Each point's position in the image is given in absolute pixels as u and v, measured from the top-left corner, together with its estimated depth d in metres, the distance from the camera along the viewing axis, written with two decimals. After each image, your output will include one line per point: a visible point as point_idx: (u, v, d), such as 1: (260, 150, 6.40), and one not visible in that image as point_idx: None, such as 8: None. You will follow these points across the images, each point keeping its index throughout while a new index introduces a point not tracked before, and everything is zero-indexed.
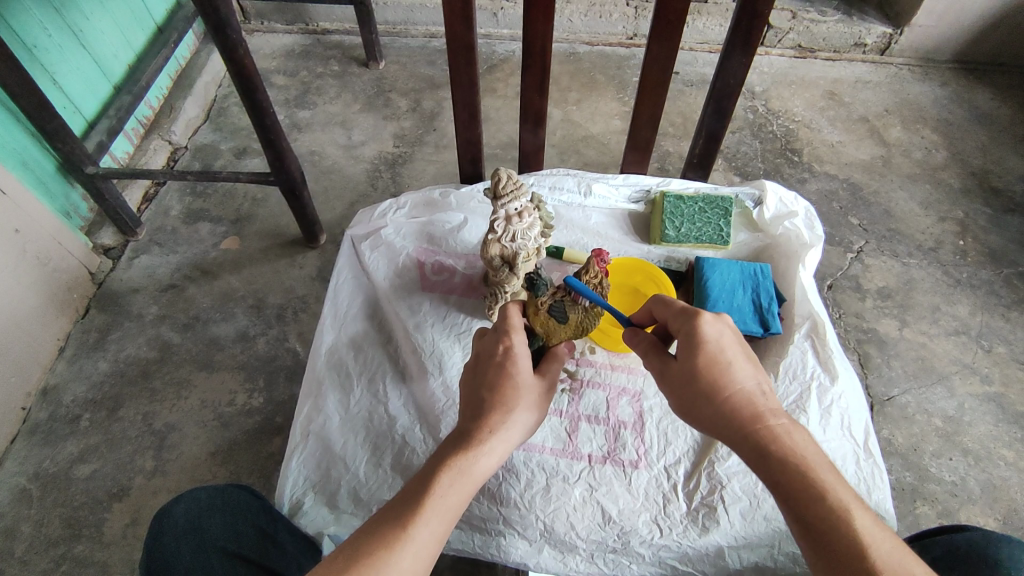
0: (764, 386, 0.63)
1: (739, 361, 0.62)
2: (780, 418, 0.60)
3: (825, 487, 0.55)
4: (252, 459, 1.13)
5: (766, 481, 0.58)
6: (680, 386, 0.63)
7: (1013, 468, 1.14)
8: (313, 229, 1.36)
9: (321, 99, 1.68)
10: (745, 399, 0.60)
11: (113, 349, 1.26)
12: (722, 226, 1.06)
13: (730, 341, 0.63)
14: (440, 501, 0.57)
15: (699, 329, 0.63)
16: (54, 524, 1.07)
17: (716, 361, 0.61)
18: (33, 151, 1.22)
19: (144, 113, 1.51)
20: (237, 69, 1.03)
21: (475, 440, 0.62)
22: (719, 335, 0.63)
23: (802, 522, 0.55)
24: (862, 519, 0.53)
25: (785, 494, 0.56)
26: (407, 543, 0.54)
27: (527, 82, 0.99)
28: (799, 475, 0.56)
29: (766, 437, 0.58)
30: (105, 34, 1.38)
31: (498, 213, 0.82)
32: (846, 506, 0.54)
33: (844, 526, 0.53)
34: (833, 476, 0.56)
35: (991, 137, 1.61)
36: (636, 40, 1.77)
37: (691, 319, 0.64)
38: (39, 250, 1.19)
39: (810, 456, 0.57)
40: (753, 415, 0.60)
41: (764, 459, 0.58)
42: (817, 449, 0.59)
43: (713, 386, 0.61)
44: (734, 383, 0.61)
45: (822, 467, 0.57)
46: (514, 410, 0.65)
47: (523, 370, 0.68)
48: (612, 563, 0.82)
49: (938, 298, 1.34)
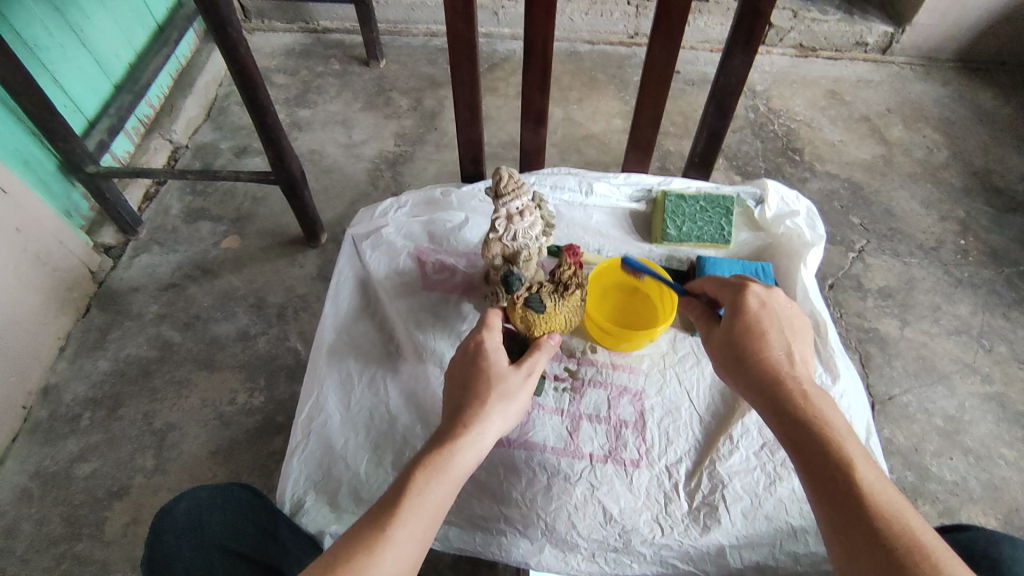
0: (801, 355, 0.68)
1: (777, 332, 0.68)
2: (806, 384, 0.65)
3: (836, 441, 0.60)
4: (252, 458, 1.13)
5: (783, 435, 0.63)
6: (722, 348, 0.71)
7: (1014, 468, 1.14)
8: (314, 228, 1.36)
9: (322, 98, 1.68)
10: (776, 363, 0.66)
11: (113, 348, 1.26)
12: (723, 225, 1.06)
13: (775, 313, 0.70)
14: (418, 499, 0.58)
15: (745, 299, 0.70)
16: (55, 523, 1.07)
17: (754, 329, 0.68)
18: (34, 150, 1.22)
19: (145, 112, 1.50)
20: (237, 67, 1.03)
21: (450, 439, 0.63)
22: (762, 306, 0.70)
23: (809, 471, 0.60)
24: (867, 473, 0.57)
25: (798, 446, 0.61)
26: (386, 545, 0.55)
27: (528, 81, 0.98)
28: (812, 430, 0.61)
29: (788, 397, 0.64)
30: (106, 33, 1.38)
31: (500, 212, 0.81)
32: (852, 460, 0.58)
33: (845, 477, 0.57)
34: (847, 435, 0.61)
35: (993, 136, 1.60)
36: (637, 39, 1.77)
37: (739, 291, 0.71)
38: (40, 248, 1.19)
39: (829, 416, 0.62)
40: (779, 377, 0.65)
41: (784, 417, 0.63)
42: (838, 413, 0.63)
43: (749, 348, 0.68)
44: (769, 349, 0.67)
45: (836, 426, 0.61)
46: (487, 404, 0.65)
47: (496, 364, 0.69)
48: (614, 562, 0.82)
49: (940, 298, 1.34)
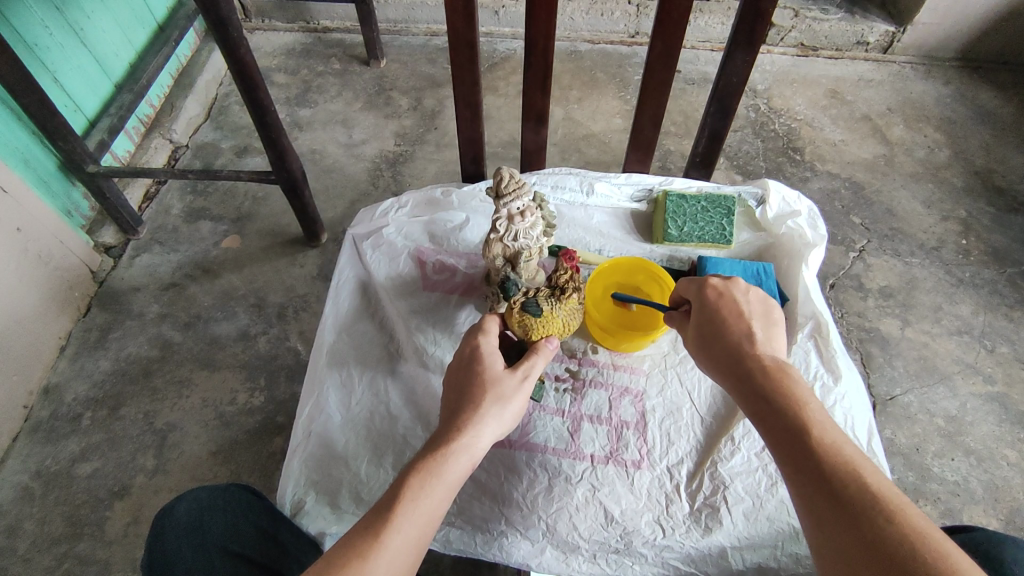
0: (767, 336, 0.69)
1: (737, 315, 0.69)
2: (769, 360, 0.65)
3: (795, 410, 0.60)
4: (253, 458, 1.13)
5: (749, 413, 0.63)
6: (693, 341, 0.72)
7: (1016, 469, 1.14)
8: (314, 227, 1.35)
9: (323, 97, 1.68)
10: (738, 345, 0.67)
11: (114, 348, 1.26)
12: (724, 225, 1.05)
13: (737, 298, 0.71)
14: (413, 504, 0.58)
15: (705, 292, 0.72)
16: (56, 523, 1.07)
17: (715, 317, 0.70)
18: (34, 149, 1.22)
19: (145, 112, 1.51)
20: (238, 67, 1.03)
21: (444, 443, 0.63)
22: (721, 296, 0.71)
23: (775, 443, 0.60)
24: (825, 437, 0.57)
25: (762, 421, 0.62)
26: (381, 549, 0.54)
27: (529, 80, 0.98)
28: (773, 402, 0.61)
29: (751, 374, 0.64)
30: (106, 32, 1.38)
31: (500, 212, 0.80)
32: (811, 427, 0.58)
33: (805, 442, 0.57)
34: (811, 404, 0.60)
35: (994, 136, 1.60)
36: (638, 38, 1.77)
37: (700, 284, 0.74)
38: (40, 248, 1.19)
39: (791, 387, 0.62)
40: (741, 356, 0.66)
41: (748, 395, 0.64)
42: (802, 384, 0.62)
43: (712, 337, 0.69)
44: (730, 333, 0.68)
45: (799, 396, 0.61)
46: (482, 408, 0.66)
47: (490, 368, 0.70)
48: (615, 564, 0.82)
49: (941, 298, 1.34)
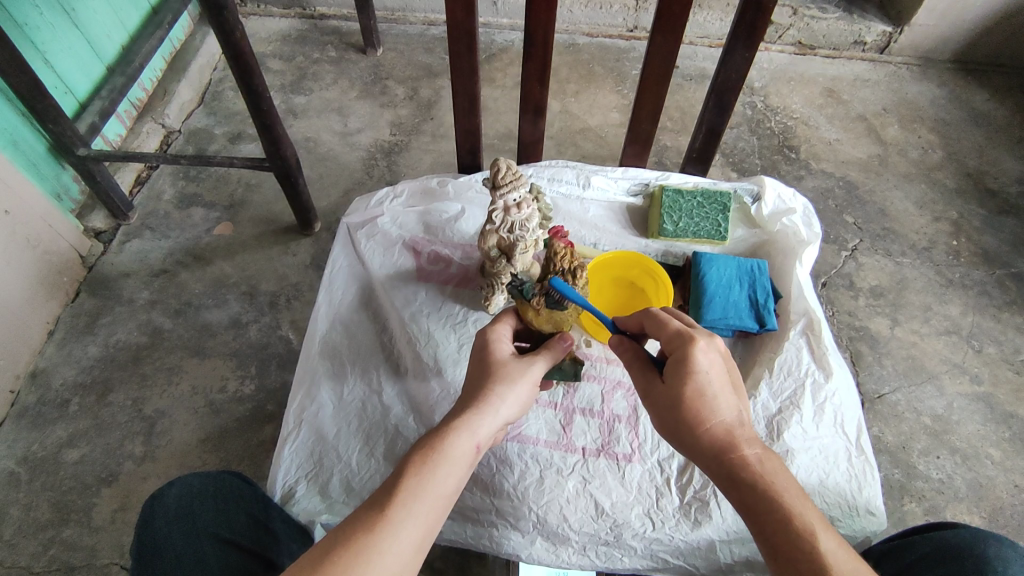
0: (743, 412, 0.62)
1: (722, 392, 0.60)
2: (752, 446, 0.59)
3: (783, 505, 0.55)
4: (243, 446, 1.13)
5: (736, 503, 0.58)
6: (664, 407, 0.61)
7: (1000, 467, 1.15)
8: (307, 216, 1.34)
9: (318, 84, 1.67)
10: (723, 428, 0.59)
11: (103, 334, 1.24)
12: (720, 221, 1.06)
13: (718, 372, 0.61)
14: (418, 482, 0.57)
15: (692, 357, 0.60)
16: (43, 508, 1.06)
17: (703, 392, 0.60)
18: (24, 131, 1.19)
19: (138, 96, 1.48)
20: (232, 52, 1.02)
21: (452, 425, 0.62)
22: (710, 364, 0.60)
23: (771, 546, 0.55)
24: (825, 539, 0.53)
25: (754, 515, 0.56)
26: (388, 526, 0.53)
27: (528, 72, 0.98)
28: (750, 492, 0.57)
29: (741, 463, 0.58)
30: (100, 14, 1.35)
31: (497, 203, 0.80)
32: (810, 526, 0.54)
33: (809, 547, 0.53)
34: (799, 499, 0.56)
35: (988, 138, 1.61)
36: (636, 32, 1.75)
37: (685, 344, 0.61)
38: (28, 231, 1.17)
39: (779, 481, 0.57)
40: (729, 441, 0.59)
41: (737, 484, 0.57)
42: (787, 474, 0.58)
43: (695, 417, 0.59)
44: (715, 412, 0.59)
45: (787, 490, 0.56)
46: (487, 393, 0.65)
47: (494, 359, 0.69)
48: (604, 555, 0.83)
49: (931, 298, 1.35)
